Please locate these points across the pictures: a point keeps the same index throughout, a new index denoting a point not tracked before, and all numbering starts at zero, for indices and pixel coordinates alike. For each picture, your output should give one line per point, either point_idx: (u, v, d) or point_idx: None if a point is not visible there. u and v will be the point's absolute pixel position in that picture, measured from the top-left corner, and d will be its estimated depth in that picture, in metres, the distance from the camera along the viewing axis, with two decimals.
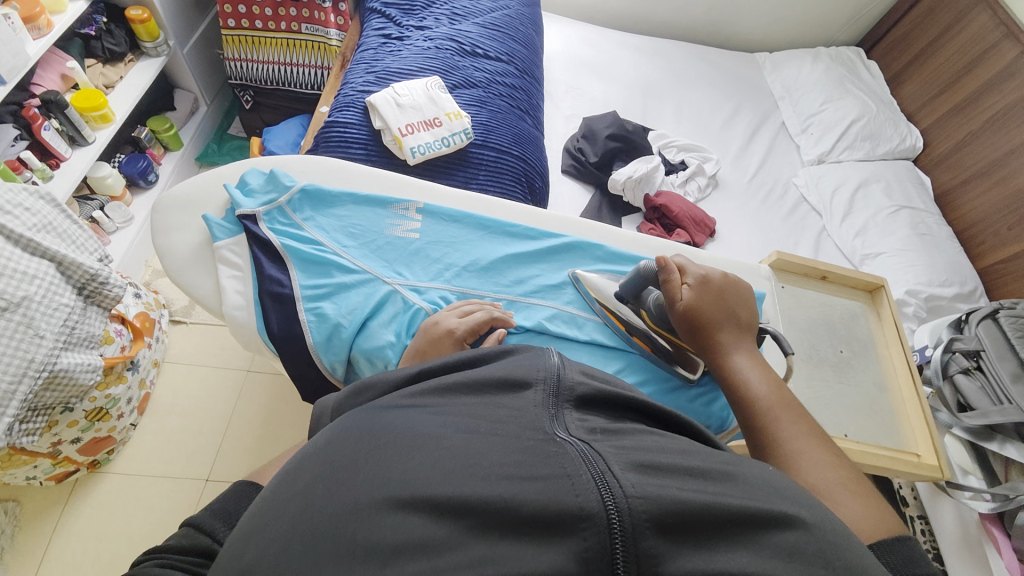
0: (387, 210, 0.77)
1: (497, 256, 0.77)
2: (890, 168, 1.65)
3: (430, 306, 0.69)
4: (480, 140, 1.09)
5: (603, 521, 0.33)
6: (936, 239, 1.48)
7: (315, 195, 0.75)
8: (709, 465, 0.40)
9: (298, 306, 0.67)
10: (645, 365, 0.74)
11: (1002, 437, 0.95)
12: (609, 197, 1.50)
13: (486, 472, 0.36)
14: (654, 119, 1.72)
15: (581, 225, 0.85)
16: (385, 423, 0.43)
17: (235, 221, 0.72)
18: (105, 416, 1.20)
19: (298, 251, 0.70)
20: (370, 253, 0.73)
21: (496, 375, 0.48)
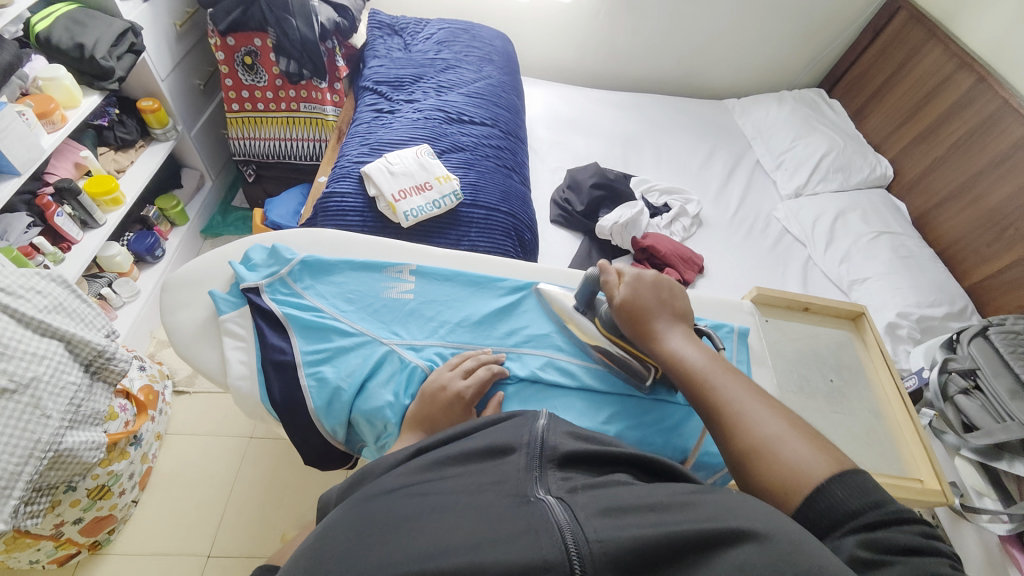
0: (382, 274, 0.81)
1: (488, 310, 0.80)
2: (864, 197, 1.72)
3: (427, 363, 0.72)
4: (469, 199, 1.16)
5: (566, 568, 0.37)
6: (918, 260, 1.52)
7: (315, 265, 0.79)
8: (668, 498, 0.43)
9: (298, 372, 0.70)
10: (638, 408, 0.74)
11: (1010, 454, 0.93)
12: (598, 242, 1.56)
13: (453, 545, 0.39)
14: (635, 166, 1.82)
15: (564, 275, 0.89)
16: (382, 506, 0.45)
17: (240, 294, 0.76)
18: (107, 493, 1.19)
19: (298, 318, 0.73)
20: (368, 315, 0.76)
21: (477, 446, 0.51)
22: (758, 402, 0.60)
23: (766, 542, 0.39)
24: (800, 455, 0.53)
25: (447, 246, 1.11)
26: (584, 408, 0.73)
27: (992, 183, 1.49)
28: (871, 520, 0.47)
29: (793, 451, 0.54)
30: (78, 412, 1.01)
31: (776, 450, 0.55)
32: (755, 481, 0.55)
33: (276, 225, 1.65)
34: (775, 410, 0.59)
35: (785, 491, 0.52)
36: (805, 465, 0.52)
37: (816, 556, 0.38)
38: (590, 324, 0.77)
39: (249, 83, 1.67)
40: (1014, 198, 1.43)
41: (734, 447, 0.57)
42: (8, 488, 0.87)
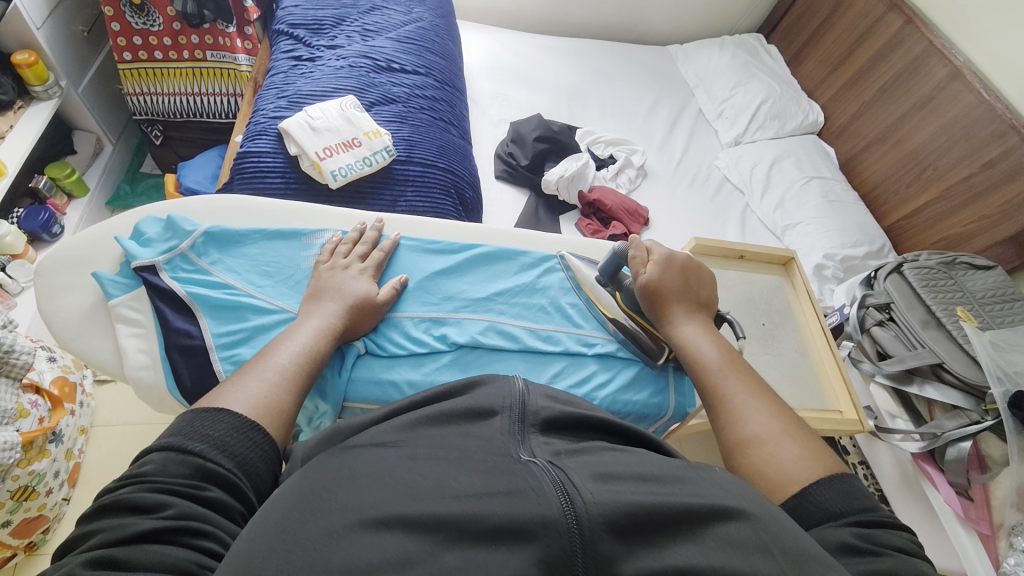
0: (301, 242, 0.74)
1: (422, 275, 0.77)
2: (798, 143, 1.78)
3: (363, 343, 0.69)
4: (404, 156, 1.07)
5: (563, 526, 0.39)
6: (845, 204, 1.61)
7: (222, 237, 0.71)
8: (663, 472, 0.47)
9: (210, 357, 0.63)
10: (574, 363, 0.75)
11: (920, 379, 1.01)
12: (544, 197, 1.53)
13: (456, 491, 0.43)
14: (580, 117, 1.78)
15: (506, 235, 0.87)
16: (350, 460, 0.48)
17: (132, 275, 0.67)
18: (32, 494, 1.09)
19: (206, 297, 0.66)
20: (288, 290, 0.70)
21: (462, 407, 0.55)
22: (759, 401, 0.63)
23: (753, 521, 0.43)
24: (790, 459, 0.57)
25: (383, 208, 1.03)
26: (526, 369, 0.72)
27: (914, 125, 1.56)
28: (865, 518, 0.50)
29: (779, 449, 0.58)
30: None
31: (761, 446, 0.59)
32: (744, 469, 0.59)
33: (191, 191, 1.49)
34: (774, 413, 0.62)
35: (776, 484, 0.56)
36: (794, 467, 0.56)
37: (802, 541, 0.42)
38: (609, 297, 0.78)
39: (140, 28, 1.45)
40: (934, 140, 1.51)
41: (728, 439, 0.62)
42: None
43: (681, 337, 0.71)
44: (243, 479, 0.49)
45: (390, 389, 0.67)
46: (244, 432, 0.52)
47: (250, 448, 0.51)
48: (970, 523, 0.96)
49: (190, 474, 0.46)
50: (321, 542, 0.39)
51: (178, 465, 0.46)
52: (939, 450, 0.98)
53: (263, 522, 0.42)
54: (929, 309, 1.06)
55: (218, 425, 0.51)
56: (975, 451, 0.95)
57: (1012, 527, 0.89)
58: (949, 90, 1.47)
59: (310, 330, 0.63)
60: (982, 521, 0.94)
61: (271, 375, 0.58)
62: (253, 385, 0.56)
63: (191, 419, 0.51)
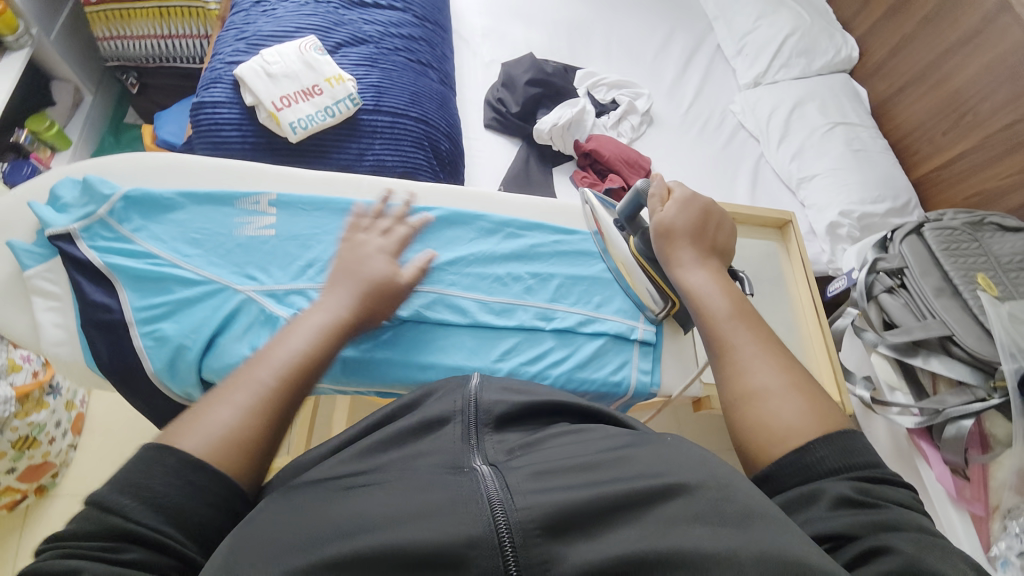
0: (235, 207, 0.69)
1: (366, 243, 0.70)
2: (825, 84, 1.59)
3: (294, 317, 0.64)
4: (372, 105, 0.98)
5: (492, 542, 0.37)
6: (871, 153, 1.46)
7: (144, 201, 0.67)
8: (603, 456, 0.45)
9: (132, 332, 0.61)
10: (532, 338, 0.70)
11: (926, 351, 0.94)
12: (537, 148, 1.42)
13: (376, 520, 0.39)
14: (583, 58, 1.62)
15: (467, 196, 0.80)
16: (293, 492, 0.46)
17: (49, 245, 0.64)
18: (35, 443, 1.15)
19: (127, 269, 0.63)
20: (218, 259, 0.66)
21: (411, 421, 0.52)
22: (766, 352, 0.58)
23: (697, 494, 0.41)
24: (792, 414, 0.52)
25: (349, 163, 0.96)
26: (473, 346, 0.68)
27: (958, 63, 1.37)
28: (865, 472, 0.47)
29: (783, 404, 0.53)
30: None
31: (766, 400, 0.54)
32: (742, 426, 0.54)
33: (168, 145, 1.42)
34: (781, 365, 0.56)
35: (778, 440, 0.51)
36: (793, 421, 0.51)
37: (747, 497, 0.41)
38: (623, 241, 0.74)
39: None
40: (978, 80, 1.32)
41: (730, 393, 0.57)
42: None
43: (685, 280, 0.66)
44: (175, 531, 0.43)
45: (326, 367, 0.64)
46: (181, 475, 0.45)
47: (187, 496, 0.44)
48: (963, 504, 0.92)
49: (108, 534, 0.41)
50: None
51: (94, 524, 0.41)
52: (937, 426, 0.92)
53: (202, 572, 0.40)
54: (945, 276, 0.96)
55: (149, 470, 0.44)
56: (978, 430, 0.90)
57: (1008, 510, 0.86)
58: (998, 24, 1.27)
59: (311, 329, 0.57)
60: (976, 502, 0.90)
61: (241, 399, 0.51)
62: (221, 412, 0.50)
63: (129, 464, 0.45)
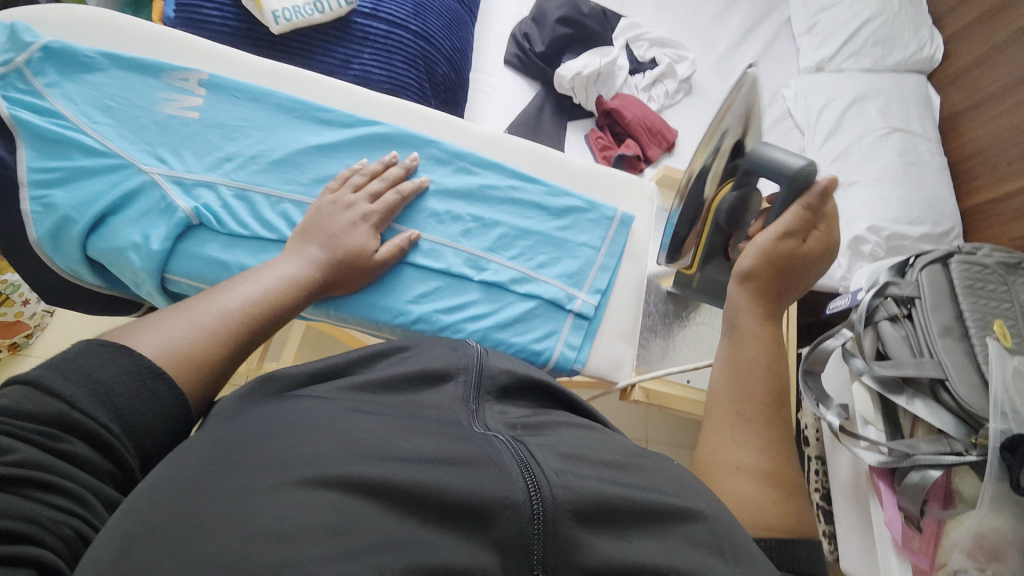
0: (159, 81, 0.67)
1: (296, 148, 0.67)
2: (894, 83, 1.41)
3: (194, 210, 0.61)
4: (368, 8, 0.89)
5: (526, 510, 0.36)
6: (923, 169, 1.30)
7: (63, 57, 0.65)
8: (623, 458, 0.44)
9: (23, 193, 0.60)
10: (454, 287, 0.66)
11: (913, 392, 0.84)
12: (556, 96, 1.31)
13: (400, 453, 0.36)
14: (630, 6, 1.47)
15: (428, 117, 0.74)
16: (284, 408, 0.41)
17: None
18: (7, 300, 1.21)
19: (29, 125, 0.61)
20: (130, 133, 0.64)
21: (416, 368, 0.50)
22: (757, 428, 0.54)
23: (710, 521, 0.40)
24: (751, 499, 0.49)
25: (333, 69, 0.88)
26: (389, 281, 0.65)
27: None
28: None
29: (747, 486, 0.50)
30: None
31: (736, 474, 0.51)
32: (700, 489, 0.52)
33: None
34: (766, 449, 0.53)
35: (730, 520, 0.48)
36: (748, 506, 0.48)
37: (746, 537, 0.41)
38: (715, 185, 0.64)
39: None
40: None
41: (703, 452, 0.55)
42: None
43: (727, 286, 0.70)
44: (122, 434, 0.38)
45: (219, 270, 0.61)
46: (140, 380, 0.41)
47: (144, 402, 0.40)
48: (907, 554, 0.83)
49: (48, 418, 0.35)
50: (242, 498, 0.30)
51: (34, 405, 0.35)
52: (902, 470, 0.84)
53: (162, 470, 0.34)
54: (958, 316, 0.86)
55: (103, 364, 0.39)
56: (944, 484, 0.83)
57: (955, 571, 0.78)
58: None
59: (269, 279, 0.55)
60: (922, 555, 0.82)
61: (206, 321, 0.47)
62: (179, 328, 0.46)
63: (78, 350, 0.40)
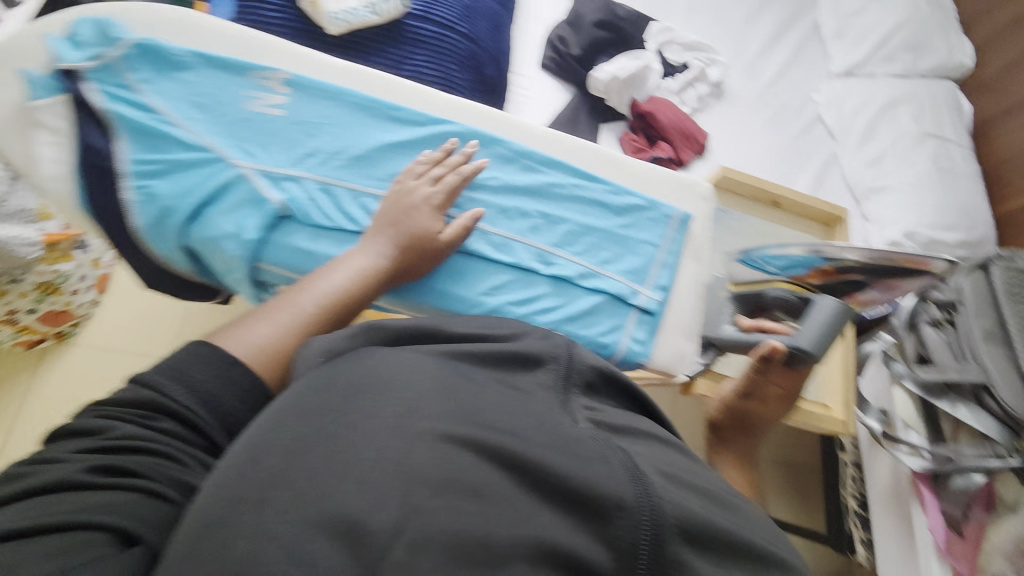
0: (245, 78, 0.69)
1: (373, 145, 0.70)
2: (927, 89, 1.41)
3: (284, 202, 0.65)
4: (420, 11, 0.92)
5: (637, 514, 0.36)
6: (956, 175, 1.31)
7: (154, 53, 0.67)
8: (717, 490, 0.43)
9: (127, 183, 0.65)
10: (521, 282, 0.69)
11: (955, 396, 0.86)
12: (590, 99, 1.33)
13: (519, 431, 0.39)
14: (662, 10, 1.49)
15: (495, 115, 0.76)
16: (391, 361, 0.43)
17: (55, 77, 0.66)
18: (57, 290, 1.26)
19: (128, 118, 0.65)
20: (218, 128, 0.67)
21: (510, 350, 0.49)
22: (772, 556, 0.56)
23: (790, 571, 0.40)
24: None
25: (385, 69, 0.90)
26: (465, 272, 0.68)
27: None
28: None
29: None
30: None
31: None
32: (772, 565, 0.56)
33: None
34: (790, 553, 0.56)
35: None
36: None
37: (771, 528, 0.43)
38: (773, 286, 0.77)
39: None
40: None
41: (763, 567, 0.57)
42: None
43: (728, 333, 0.75)
44: (208, 418, 0.47)
45: (309, 260, 0.66)
46: (220, 370, 0.49)
47: (226, 388, 0.49)
48: (949, 558, 0.86)
49: (142, 403, 0.46)
50: (394, 452, 0.35)
51: (130, 393, 0.46)
52: (945, 474, 0.87)
53: (309, 416, 0.38)
54: (1001, 320, 0.86)
55: (194, 363, 0.49)
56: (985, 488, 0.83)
57: None
58: None
59: (352, 270, 0.60)
60: (963, 560, 0.84)
61: (284, 319, 0.55)
62: (260, 328, 0.54)
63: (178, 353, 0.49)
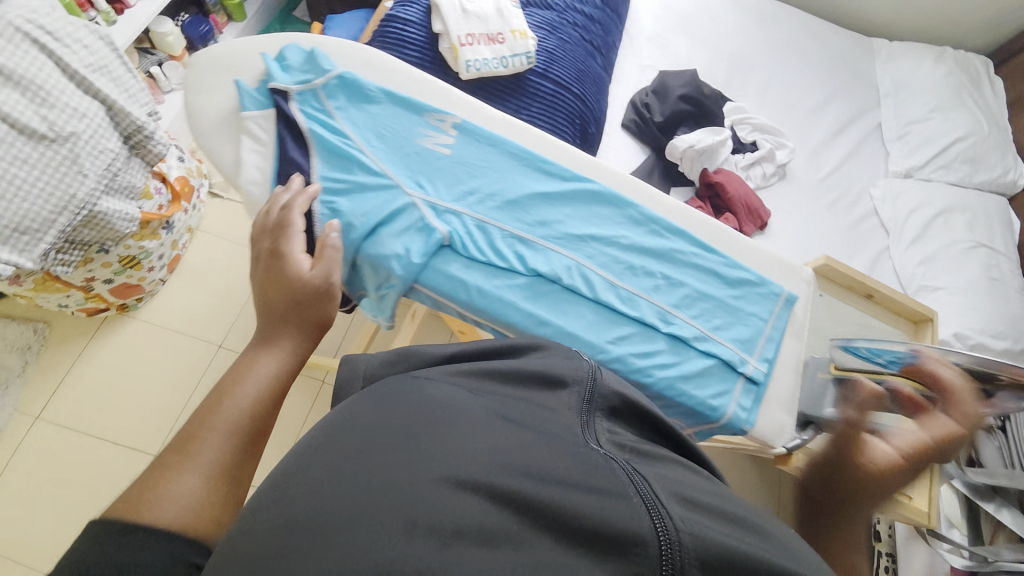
0: (423, 119, 0.81)
1: (526, 192, 0.78)
2: (981, 201, 1.48)
3: (448, 234, 0.74)
4: (541, 69, 1.01)
5: (656, 550, 0.35)
6: (1006, 287, 1.36)
7: (352, 89, 0.81)
8: (744, 509, 0.41)
9: (314, 197, 0.75)
10: (645, 339, 0.73)
11: (1001, 501, 0.94)
12: (665, 163, 1.41)
13: (536, 470, 0.39)
14: (736, 92, 1.60)
15: (627, 179, 0.84)
16: (418, 396, 0.46)
17: (266, 95, 0.81)
18: (137, 265, 1.30)
19: (325, 142, 0.77)
20: (396, 158, 0.78)
21: (535, 371, 0.52)
22: None
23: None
24: None
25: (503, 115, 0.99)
26: (594, 321, 0.73)
27: None
28: None
29: None
30: (82, 167, 1.00)
31: None
32: None
33: None
34: None
35: None
36: None
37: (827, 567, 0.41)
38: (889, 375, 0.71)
39: None
40: None
41: None
42: (43, 230, 0.98)
43: (828, 414, 0.74)
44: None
45: (460, 288, 0.72)
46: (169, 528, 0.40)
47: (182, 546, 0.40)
48: None
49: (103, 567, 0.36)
50: (401, 494, 0.36)
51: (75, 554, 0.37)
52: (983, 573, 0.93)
53: (328, 456, 0.41)
54: None
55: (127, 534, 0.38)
56: None
57: None
58: None
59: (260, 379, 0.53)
60: None
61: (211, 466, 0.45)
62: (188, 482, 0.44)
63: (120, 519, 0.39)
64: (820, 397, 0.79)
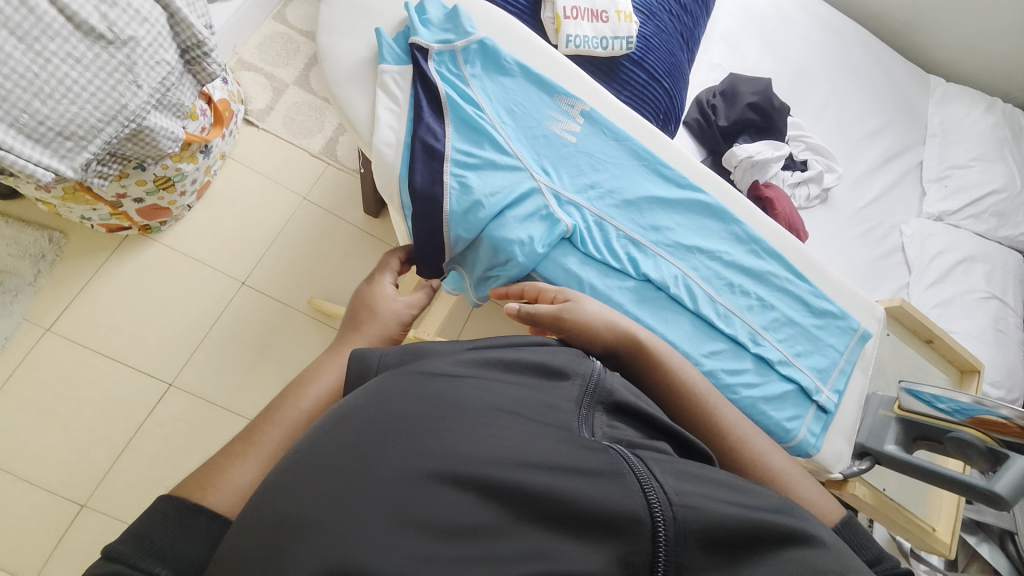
0: (555, 104, 0.86)
1: (642, 194, 0.85)
2: (1001, 255, 1.55)
3: (571, 225, 0.79)
4: (637, 56, 0.98)
5: (651, 528, 0.40)
6: (1009, 339, 1.44)
7: (492, 61, 0.84)
8: (735, 479, 0.46)
9: (446, 167, 0.78)
10: (731, 353, 0.81)
11: (980, 534, 1.10)
12: (719, 169, 1.41)
13: (530, 459, 0.41)
14: (796, 107, 1.59)
15: (728, 195, 0.91)
16: (419, 386, 0.46)
17: (404, 51, 0.82)
18: (170, 187, 1.24)
19: (462, 113, 0.80)
20: (526, 140, 0.83)
21: (535, 362, 0.54)
22: None
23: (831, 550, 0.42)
24: None
25: None
26: (692, 332, 0.80)
27: None
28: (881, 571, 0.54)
29: None
30: (136, 78, 0.91)
31: None
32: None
33: None
34: None
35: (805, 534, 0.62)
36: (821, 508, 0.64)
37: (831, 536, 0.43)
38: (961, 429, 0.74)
39: None
40: None
41: None
42: (88, 139, 0.90)
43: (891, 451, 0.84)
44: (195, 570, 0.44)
45: (573, 280, 0.78)
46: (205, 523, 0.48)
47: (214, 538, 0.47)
48: None
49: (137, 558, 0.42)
50: (394, 488, 0.38)
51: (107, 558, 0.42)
52: None
53: (321, 449, 0.41)
54: None
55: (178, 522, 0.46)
56: None
57: None
58: None
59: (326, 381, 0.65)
60: None
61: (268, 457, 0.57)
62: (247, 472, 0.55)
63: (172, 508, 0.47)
64: (882, 432, 0.88)
